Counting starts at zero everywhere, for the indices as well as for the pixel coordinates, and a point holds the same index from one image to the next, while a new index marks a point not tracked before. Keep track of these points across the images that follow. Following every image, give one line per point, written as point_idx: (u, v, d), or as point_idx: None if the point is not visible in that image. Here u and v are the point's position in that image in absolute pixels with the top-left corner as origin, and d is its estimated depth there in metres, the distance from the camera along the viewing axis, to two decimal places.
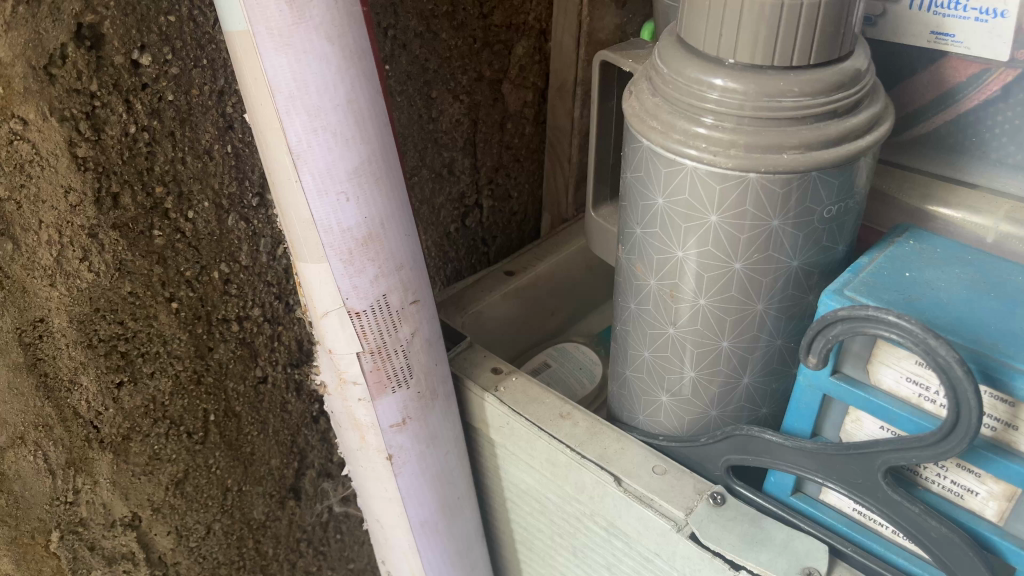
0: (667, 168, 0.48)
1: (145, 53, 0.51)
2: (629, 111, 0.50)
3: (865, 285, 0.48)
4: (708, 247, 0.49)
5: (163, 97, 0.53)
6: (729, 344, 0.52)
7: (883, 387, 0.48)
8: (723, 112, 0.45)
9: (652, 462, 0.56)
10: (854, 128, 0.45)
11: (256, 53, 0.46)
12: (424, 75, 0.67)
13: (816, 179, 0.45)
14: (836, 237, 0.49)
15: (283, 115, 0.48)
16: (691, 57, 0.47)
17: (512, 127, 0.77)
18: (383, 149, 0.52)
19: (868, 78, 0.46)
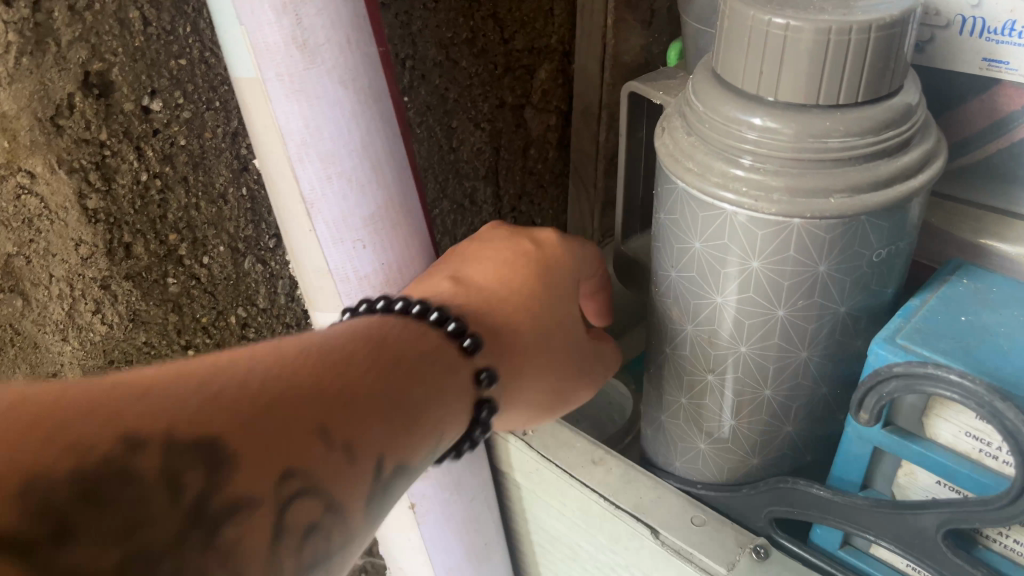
0: (704, 212, 0.45)
1: (156, 98, 0.49)
2: (661, 149, 0.48)
3: (918, 331, 0.45)
4: (749, 293, 0.46)
5: (176, 141, 0.51)
6: (771, 393, 0.49)
7: (941, 441, 0.45)
8: (763, 154, 0.42)
9: (690, 513, 0.54)
10: (905, 168, 0.42)
11: (267, 100, 0.45)
12: (444, 105, 0.65)
13: (864, 223, 0.42)
14: (885, 280, 0.46)
15: (295, 161, 0.46)
16: (727, 94, 0.44)
17: (535, 153, 0.75)
18: (402, 193, 0.50)
19: (919, 113, 0.43)
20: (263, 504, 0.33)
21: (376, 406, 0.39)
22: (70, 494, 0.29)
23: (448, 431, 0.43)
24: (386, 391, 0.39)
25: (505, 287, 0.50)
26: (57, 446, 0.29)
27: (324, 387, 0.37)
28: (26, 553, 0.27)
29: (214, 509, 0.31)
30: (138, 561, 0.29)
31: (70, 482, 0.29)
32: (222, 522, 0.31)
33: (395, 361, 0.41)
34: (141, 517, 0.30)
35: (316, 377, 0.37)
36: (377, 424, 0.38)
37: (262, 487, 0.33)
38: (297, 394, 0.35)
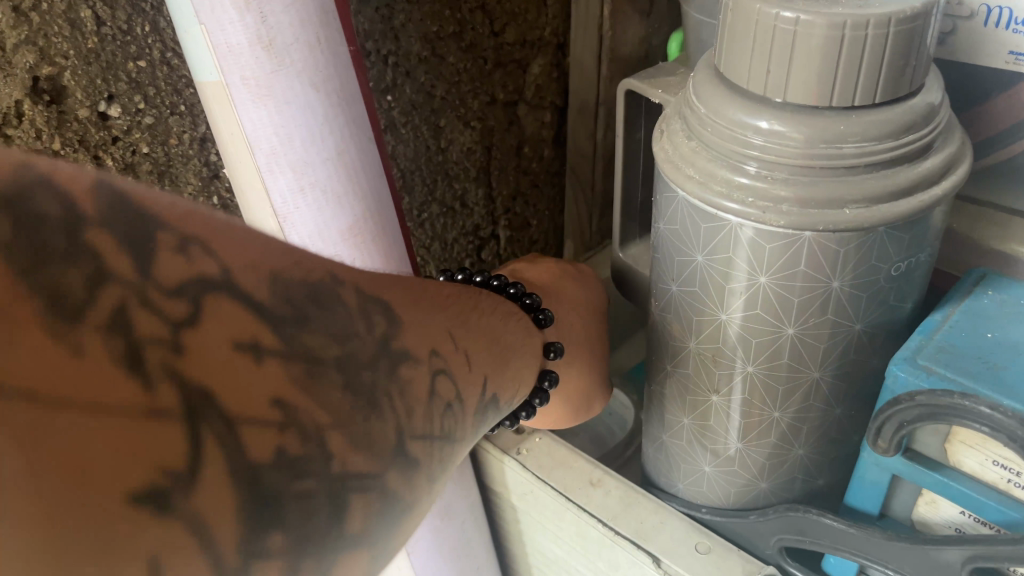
0: (707, 223, 0.42)
1: (113, 104, 0.46)
2: (659, 155, 0.44)
3: (941, 351, 0.41)
4: (757, 310, 0.42)
5: (138, 149, 0.47)
6: (780, 415, 0.46)
7: (965, 470, 0.41)
8: (770, 161, 0.39)
9: (694, 539, 0.50)
10: (927, 174, 0.38)
11: (231, 106, 0.41)
12: (431, 104, 0.61)
13: (881, 236, 0.39)
14: (905, 295, 0.43)
15: (264, 173, 0.42)
16: (731, 95, 0.40)
17: (530, 152, 0.71)
18: (379, 203, 0.46)
19: (941, 114, 0.40)
20: (417, 363, 0.34)
21: (482, 325, 0.43)
22: (275, 312, 0.28)
23: (527, 377, 0.47)
24: (479, 324, 0.43)
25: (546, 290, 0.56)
26: (262, 279, 0.28)
27: (438, 305, 0.39)
28: (246, 358, 0.26)
29: (398, 345, 0.33)
30: (307, 392, 0.28)
31: (277, 303, 0.28)
32: (402, 362, 0.33)
33: (482, 318, 0.44)
34: (342, 333, 0.30)
35: (435, 300, 0.40)
36: (476, 350, 0.40)
37: (420, 350, 0.35)
38: (428, 303, 0.38)
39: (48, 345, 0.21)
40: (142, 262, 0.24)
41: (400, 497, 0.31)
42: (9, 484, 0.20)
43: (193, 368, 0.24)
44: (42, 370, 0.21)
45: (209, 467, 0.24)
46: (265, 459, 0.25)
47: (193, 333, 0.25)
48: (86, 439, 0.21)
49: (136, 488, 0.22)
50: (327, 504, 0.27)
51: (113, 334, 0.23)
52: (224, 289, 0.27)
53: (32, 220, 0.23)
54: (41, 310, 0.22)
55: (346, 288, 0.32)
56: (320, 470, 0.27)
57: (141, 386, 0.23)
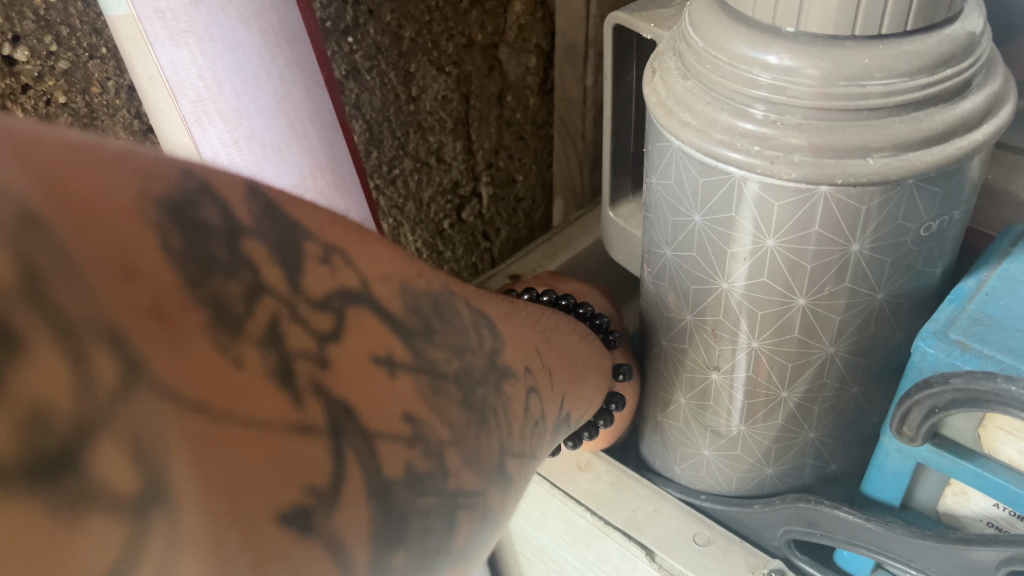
0: (706, 177, 0.36)
1: (20, 46, 0.39)
2: (650, 98, 0.38)
3: (976, 324, 0.35)
4: (763, 278, 0.37)
5: (53, 98, 0.41)
6: (787, 395, 0.41)
7: (1001, 458, 0.36)
8: (780, 102, 0.32)
9: (693, 530, 0.46)
10: (966, 117, 0.32)
11: (146, 44, 0.35)
12: (399, 47, 0.55)
13: (911, 190, 0.33)
14: (934, 259, 0.37)
15: (191, 123, 0.36)
16: (734, 24, 0.34)
17: (513, 100, 0.65)
18: (331, 158, 0.40)
19: (983, 45, 0.33)
20: (518, 379, 0.31)
21: (567, 349, 0.41)
22: (407, 322, 0.25)
23: (598, 393, 0.44)
24: (563, 346, 0.40)
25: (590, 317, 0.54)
26: (393, 290, 0.26)
27: (534, 329, 0.37)
28: (382, 372, 0.23)
29: (502, 361, 0.30)
30: (432, 405, 0.25)
31: (408, 315, 0.25)
32: (504, 378, 0.30)
33: (566, 341, 0.41)
34: (460, 345, 0.27)
35: (531, 323, 0.37)
36: (563, 374, 0.38)
37: (518, 367, 0.31)
38: (527, 325, 0.36)
39: (214, 355, 0.19)
40: (294, 272, 0.22)
41: (500, 516, 0.27)
42: (184, 508, 0.17)
43: (339, 382, 0.22)
44: (212, 386, 0.19)
45: (350, 486, 0.21)
46: (397, 475, 0.22)
47: (339, 347, 0.22)
48: (257, 459, 0.19)
49: (289, 508, 0.19)
50: (443, 521, 0.24)
51: (268, 346, 0.20)
52: (366, 300, 0.24)
53: (193, 227, 0.20)
54: (201, 322, 0.19)
55: (463, 303, 0.30)
56: (439, 486, 0.24)
57: (293, 403, 0.20)
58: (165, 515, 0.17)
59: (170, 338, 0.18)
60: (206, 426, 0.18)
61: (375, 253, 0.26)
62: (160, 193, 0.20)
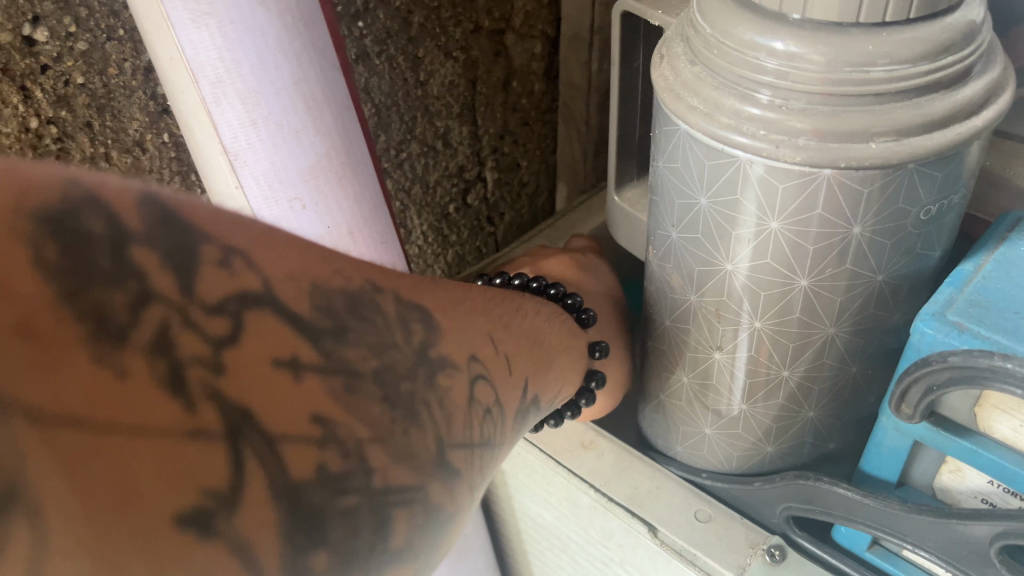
0: (712, 160, 0.37)
1: (40, 27, 0.40)
2: (659, 82, 0.39)
3: (974, 306, 0.36)
4: (766, 260, 0.37)
5: (71, 79, 0.42)
6: (789, 373, 0.42)
7: (998, 437, 0.37)
8: (785, 87, 0.33)
9: (694, 506, 0.47)
10: (966, 103, 0.33)
11: (168, 25, 0.35)
12: (407, 32, 0.56)
13: (912, 173, 0.34)
14: (933, 242, 0.38)
15: (210, 104, 0.37)
16: (741, 10, 0.35)
17: (518, 86, 0.65)
18: (346, 140, 0.41)
19: (984, 33, 0.34)
20: (458, 370, 0.31)
21: (533, 335, 0.41)
22: (316, 324, 0.25)
23: (568, 378, 0.45)
24: (526, 333, 0.40)
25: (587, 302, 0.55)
26: (301, 291, 0.25)
27: (489, 320, 0.37)
28: (286, 374, 0.23)
29: (436, 353, 0.30)
30: (348, 407, 0.24)
31: (318, 315, 0.25)
32: (440, 371, 0.29)
33: (532, 329, 0.41)
34: (382, 344, 0.27)
35: (486, 312, 0.37)
36: (527, 362, 0.38)
37: (459, 358, 0.31)
38: (479, 309, 0.36)
39: (90, 367, 0.19)
40: (186, 279, 0.22)
41: (446, 512, 0.27)
42: (56, 513, 0.17)
43: (235, 388, 0.22)
44: (88, 396, 0.19)
45: (251, 489, 0.21)
46: (309, 476, 0.22)
47: (236, 352, 0.22)
48: (143, 466, 0.19)
49: (182, 509, 0.19)
50: (369, 518, 0.23)
51: (154, 356, 0.20)
52: (266, 304, 0.24)
53: (78, 239, 0.20)
54: (78, 331, 0.19)
55: (388, 293, 0.29)
56: (365, 484, 0.24)
57: (179, 408, 0.20)
58: (32, 521, 0.17)
59: (39, 354, 0.18)
60: (78, 436, 0.18)
61: (287, 260, 0.26)
62: (42, 206, 0.20)
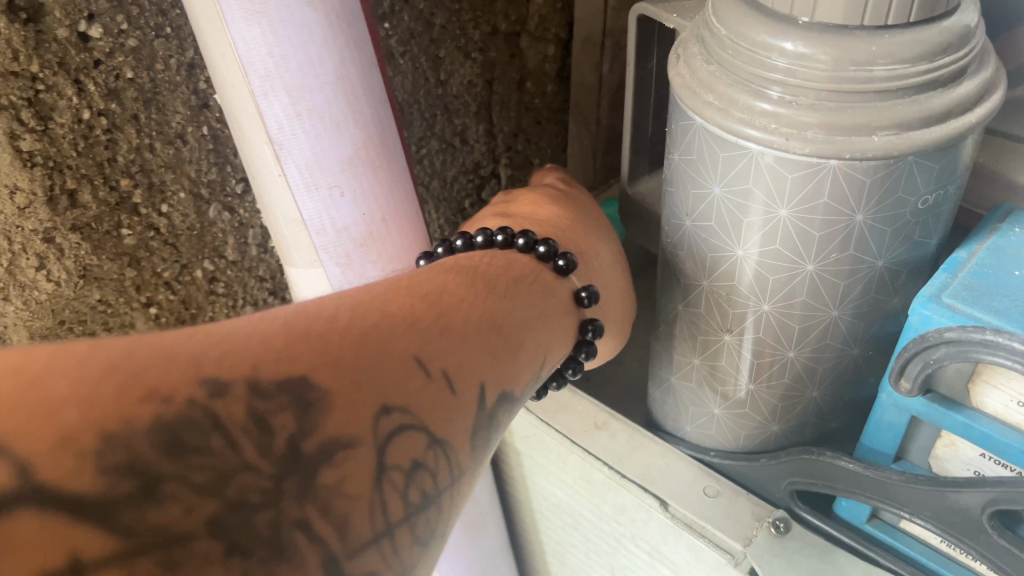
0: (726, 152, 0.40)
1: (95, 24, 0.43)
2: (676, 80, 0.41)
3: (968, 289, 0.39)
4: (774, 246, 0.40)
5: (121, 74, 0.45)
6: (795, 354, 0.44)
7: (988, 411, 0.39)
8: (794, 84, 0.36)
9: (702, 483, 0.50)
10: (961, 100, 0.36)
11: (222, 23, 0.38)
12: (429, 33, 0.58)
13: (911, 165, 0.37)
14: (930, 230, 0.41)
15: (259, 97, 0.40)
16: (754, 14, 0.38)
17: (532, 86, 0.68)
18: (381, 133, 0.44)
19: (978, 37, 0.37)
20: (359, 447, 0.27)
21: (479, 327, 0.36)
22: (106, 496, 0.22)
23: (551, 356, 0.42)
24: (478, 322, 0.36)
25: (568, 235, 0.51)
26: (80, 457, 0.22)
27: (421, 326, 0.33)
28: None
29: (309, 447, 0.26)
30: None
31: (112, 481, 0.22)
32: (321, 463, 0.26)
33: (485, 317, 0.37)
34: (220, 476, 0.24)
35: (410, 319, 0.33)
36: (480, 355, 0.35)
37: (361, 425, 0.28)
38: (395, 327, 0.32)
39: None
40: None
41: None
42: None
43: None
44: None
45: None
46: None
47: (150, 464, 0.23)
48: None
49: None
50: None
51: None
52: (30, 502, 0.21)
53: None
54: None
55: (236, 388, 0.26)
56: None
57: None
58: None
59: None
60: None
61: (60, 416, 0.23)
62: None
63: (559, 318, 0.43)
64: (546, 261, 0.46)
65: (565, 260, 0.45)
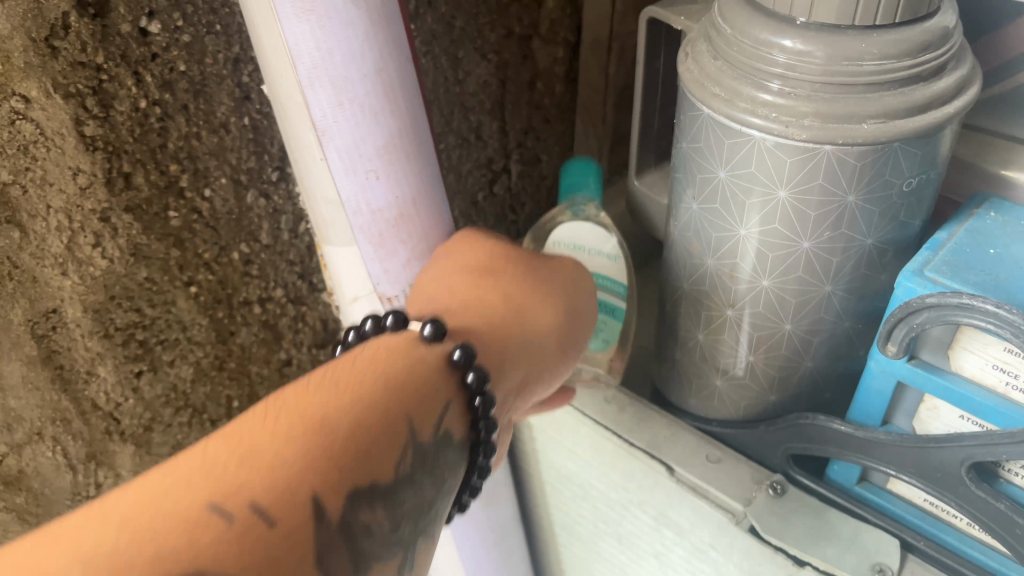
0: (730, 139, 0.44)
1: (154, 20, 0.47)
2: (685, 75, 0.46)
3: (948, 265, 0.43)
4: (774, 224, 0.45)
5: (175, 67, 0.49)
6: (791, 327, 0.48)
7: (965, 375, 0.44)
8: (793, 78, 0.41)
9: (704, 450, 0.54)
10: (941, 93, 0.41)
11: (275, 18, 0.41)
12: (450, 34, 0.63)
13: (897, 151, 0.41)
14: (914, 212, 0.45)
15: (305, 87, 0.43)
16: (757, 15, 0.42)
17: (542, 87, 0.72)
18: (416, 122, 0.47)
19: (956, 37, 0.42)
20: None
21: (304, 432, 0.34)
22: None
23: (430, 444, 0.39)
24: (312, 417, 0.34)
25: (472, 306, 0.47)
26: None
27: (218, 465, 0.32)
28: None
29: None
30: None
31: None
32: None
33: (320, 410, 0.35)
34: None
35: (198, 467, 0.32)
36: (308, 467, 0.33)
37: None
38: (184, 488, 0.31)
39: None
40: None
41: None
42: None
43: None
44: None
45: None
46: None
47: None
48: None
49: None
50: None
51: None
52: None
53: None
54: None
55: None
56: None
57: None
58: None
59: None
60: None
61: None
62: None
63: (430, 395, 0.39)
64: (442, 340, 0.42)
65: (432, 328, 0.42)
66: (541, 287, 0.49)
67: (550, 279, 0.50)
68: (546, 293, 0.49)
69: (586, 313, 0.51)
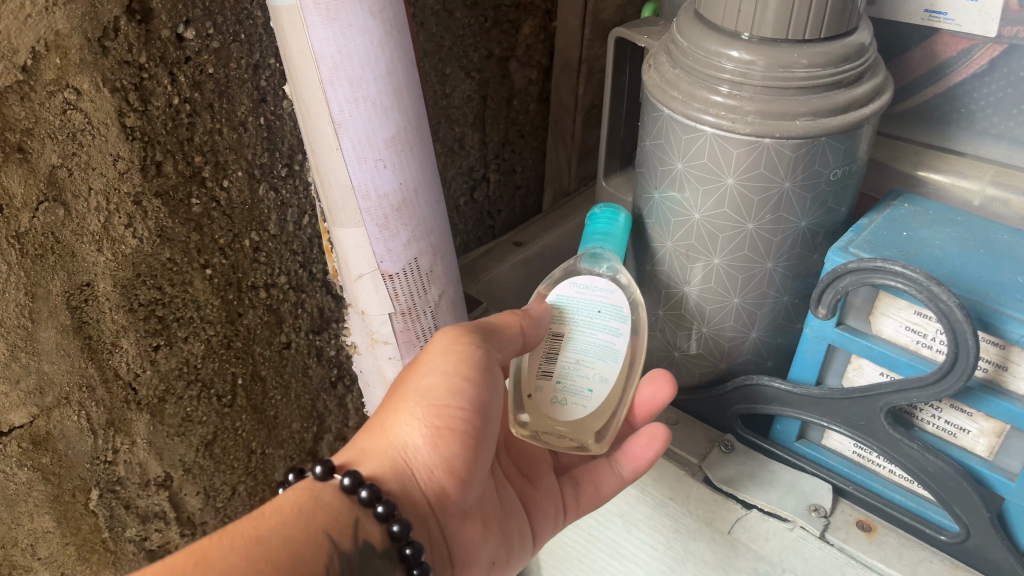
0: (686, 134, 0.52)
1: (189, 28, 0.53)
2: (649, 82, 0.54)
3: (868, 243, 0.51)
4: (723, 208, 0.53)
5: (204, 70, 0.55)
6: (738, 300, 0.56)
7: (884, 335, 0.52)
8: (738, 82, 0.49)
9: (664, 415, 0.63)
10: (859, 97, 0.49)
11: (303, 26, 0.49)
12: (440, 53, 0.70)
13: (824, 145, 0.49)
14: (840, 200, 0.53)
15: (327, 85, 0.50)
16: (709, 32, 0.50)
17: (518, 104, 0.81)
18: (416, 117, 0.55)
19: (871, 52, 0.50)
20: None
21: (245, 540, 0.43)
22: None
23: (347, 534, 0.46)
24: (249, 537, 0.43)
25: (377, 428, 0.51)
26: None
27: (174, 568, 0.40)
28: None
29: None
30: None
31: None
32: None
33: (261, 532, 0.43)
34: None
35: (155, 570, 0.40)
36: (260, 561, 0.41)
37: None
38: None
39: None
40: None
41: None
42: None
43: None
44: None
45: None
46: None
47: None
48: None
49: None
50: None
51: None
52: None
53: None
54: None
55: None
56: None
57: None
58: None
59: None
60: None
61: None
62: None
63: (341, 516, 0.47)
64: (332, 476, 0.49)
65: (348, 477, 0.48)
66: (414, 379, 0.51)
67: (426, 366, 0.51)
68: (417, 384, 0.50)
69: (467, 377, 0.50)
